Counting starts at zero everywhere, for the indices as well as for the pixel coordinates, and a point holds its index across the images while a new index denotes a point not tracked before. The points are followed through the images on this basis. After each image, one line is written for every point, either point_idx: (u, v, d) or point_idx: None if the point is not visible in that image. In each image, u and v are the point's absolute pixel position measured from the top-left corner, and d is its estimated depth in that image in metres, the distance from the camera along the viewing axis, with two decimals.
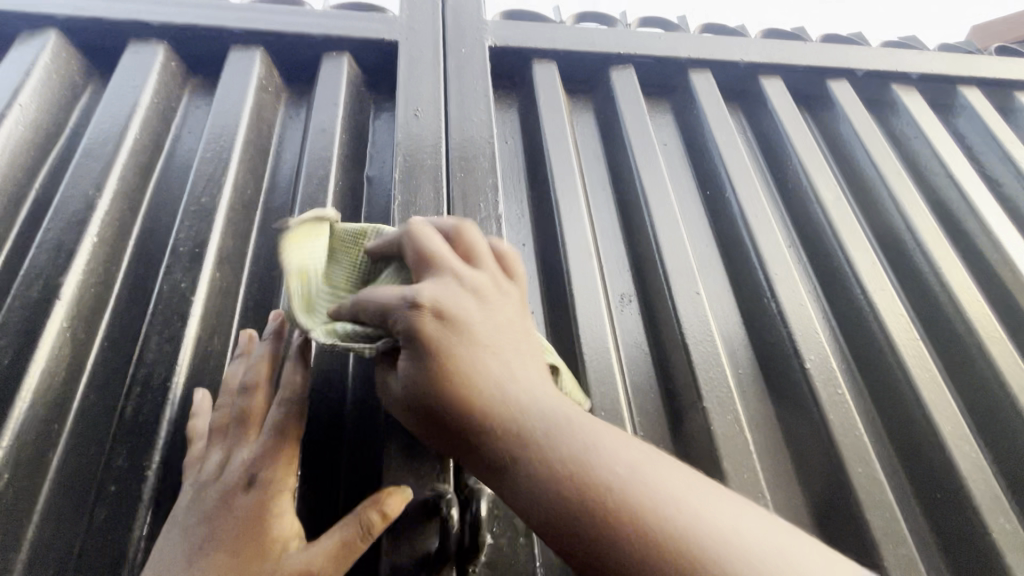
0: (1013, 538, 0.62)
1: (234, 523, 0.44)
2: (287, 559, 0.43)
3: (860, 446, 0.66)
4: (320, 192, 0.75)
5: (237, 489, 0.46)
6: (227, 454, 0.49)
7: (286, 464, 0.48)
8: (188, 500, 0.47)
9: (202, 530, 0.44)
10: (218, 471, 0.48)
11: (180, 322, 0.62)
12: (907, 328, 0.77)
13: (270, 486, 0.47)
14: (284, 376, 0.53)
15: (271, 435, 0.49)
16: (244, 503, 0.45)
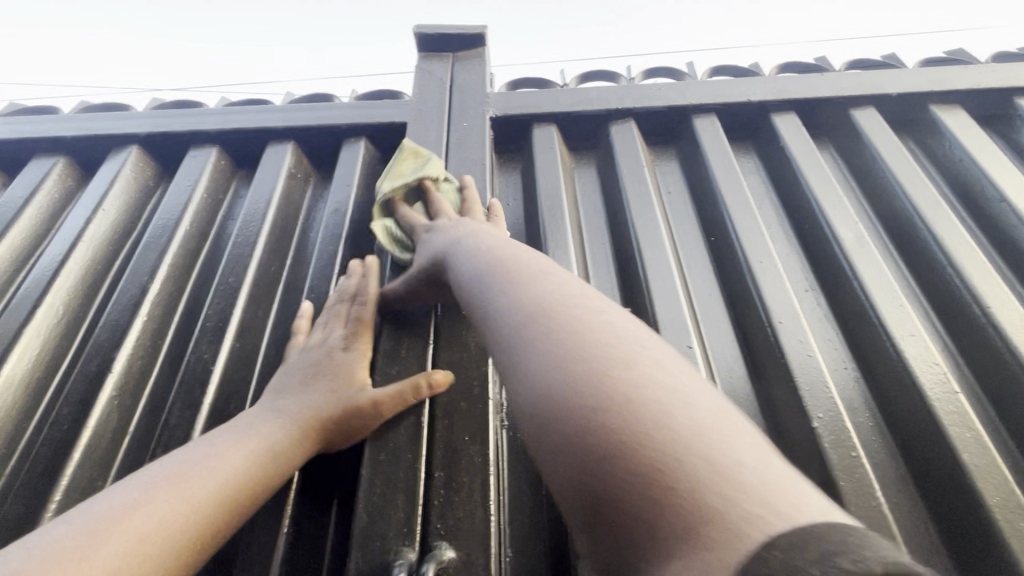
0: None
1: (334, 369, 0.65)
2: (365, 391, 0.63)
3: (877, 519, 0.59)
4: (329, 267, 0.84)
5: (335, 352, 0.67)
6: (328, 333, 0.70)
7: (366, 343, 0.69)
8: (300, 355, 0.68)
9: (312, 373, 0.64)
10: (323, 341, 0.69)
11: (200, 389, 0.71)
12: (941, 378, 0.68)
13: (356, 356, 0.67)
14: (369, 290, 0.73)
15: (352, 325, 0.70)
16: (341, 360, 0.66)
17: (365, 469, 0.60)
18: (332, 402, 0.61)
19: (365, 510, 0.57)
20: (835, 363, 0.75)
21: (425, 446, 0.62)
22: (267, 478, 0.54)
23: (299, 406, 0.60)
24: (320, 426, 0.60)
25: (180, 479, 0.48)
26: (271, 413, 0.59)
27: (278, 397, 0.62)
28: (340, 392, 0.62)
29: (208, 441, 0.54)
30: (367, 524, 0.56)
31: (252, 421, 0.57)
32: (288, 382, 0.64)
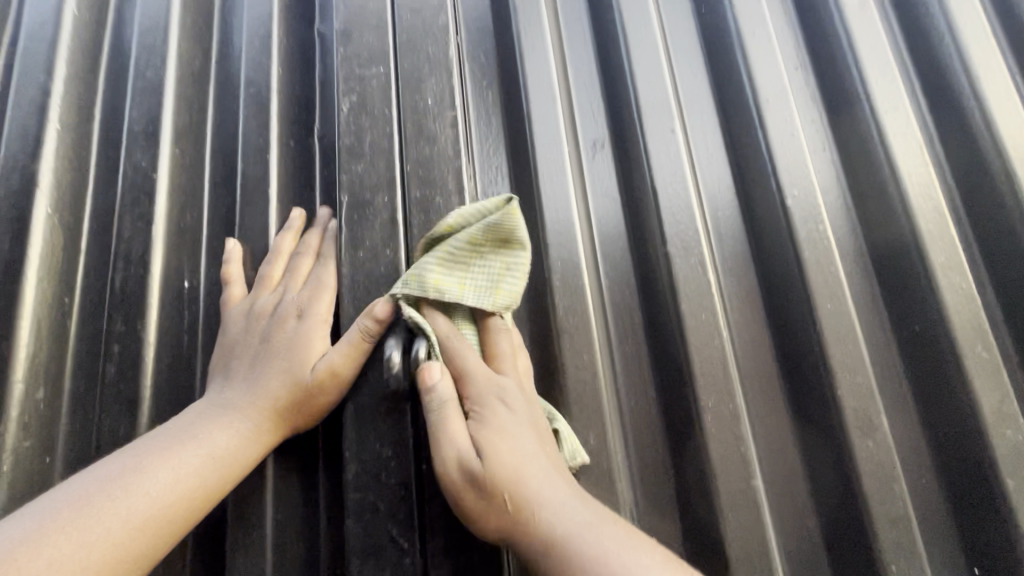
0: (988, 364, 0.61)
1: (288, 344, 0.56)
2: (319, 362, 0.55)
3: (834, 285, 0.63)
4: (265, 57, 0.72)
5: (286, 322, 0.57)
6: (277, 299, 0.60)
7: (320, 306, 0.58)
8: (243, 328, 0.58)
9: (263, 351, 0.56)
10: (270, 309, 0.59)
11: (148, 200, 0.65)
12: (915, 152, 0.69)
13: (314, 325, 0.57)
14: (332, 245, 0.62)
15: (311, 286, 0.59)
16: (292, 332, 0.57)
17: (346, 268, 0.60)
18: (285, 386, 0.54)
19: (352, 304, 0.59)
20: (815, 145, 0.72)
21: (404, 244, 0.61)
22: (209, 491, 0.49)
23: (249, 397, 0.54)
24: (275, 416, 0.54)
25: (91, 506, 0.44)
26: (221, 408, 0.53)
27: (226, 388, 0.55)
28: (294, 371, 0.55)
29: (138, 449, 0.49)
30: (355, 314, 0.58)
31: (194, 423, 0.52)
32: (239, 363, 0.56)
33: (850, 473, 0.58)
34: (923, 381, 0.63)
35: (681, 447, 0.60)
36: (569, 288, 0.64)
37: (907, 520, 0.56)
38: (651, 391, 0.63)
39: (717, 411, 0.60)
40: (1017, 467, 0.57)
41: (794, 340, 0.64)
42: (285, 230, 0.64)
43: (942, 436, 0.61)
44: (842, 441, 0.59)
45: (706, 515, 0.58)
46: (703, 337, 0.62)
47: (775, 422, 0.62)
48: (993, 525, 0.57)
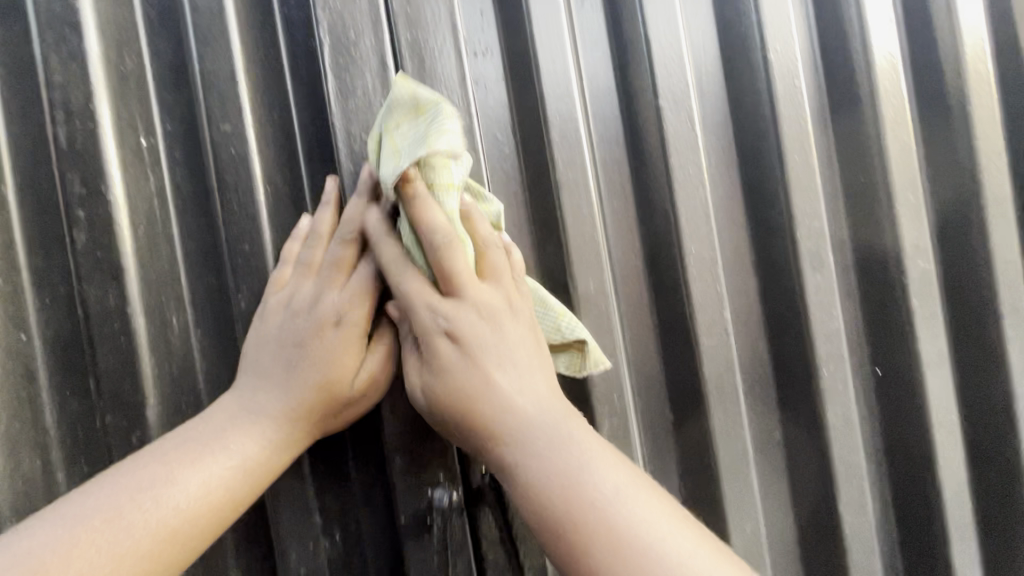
0: (914, 209, 0.71)
1: (324, 349, 0.54)
2: (358, 374, 0.54)
3: (803, 141, 0.69)
4: None
5: (322, 327, 0.54)
6: (316, 296, 0.54)
7: (360, 312, 0.54)
8: (281, 324, 0.54)
9: (297, 355, 0.54)
10: (307, 305, 0.54)
11: (74, 36, 0.54)
12: (886, 9, 0.72)
13: (352, 335, 0.54)
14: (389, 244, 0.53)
15: (360, 287, 0.54)
16: (331, 342, 0.54)
17: (338, 119, 0.56)
18: (319, 395, 0.53)
19: (349, 160, 0.56)
20: None
21: None
22: (234, 501, 0.50)
23: (278, 404, 0.53)
24: (304, 424, 0.54)
25: (122, 519, 0.45)
26: (249, 412, 0.53)
27: (253, 391, 0.54)
28: (330, 386, 0.53)
29: (161, 455, 0.50)
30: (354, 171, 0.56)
31: (222, 426, 0.52)
32: (268, 361, 0.54)
33: (799, 304, 0.69)
34: (864, 226, 0.72)
35: (664, 292, 0.68)
36: (568, 143, 0.64)
37: (839, 335, 0.69)
38: (638, 243, 0.68)
39: (699, 257, 0.67)
40: (920, 292, 0.71)
41: (767, 192, 0.70)
42: (324, 208, 0.55)
43: (871, 272, 0.72)
44: (796, 278, 0.69)
45: (685, 345, 0.67)
46: (689, 188, 0.67)
47: (744, 267, 0.70)
48: (898, 337, 0.72)
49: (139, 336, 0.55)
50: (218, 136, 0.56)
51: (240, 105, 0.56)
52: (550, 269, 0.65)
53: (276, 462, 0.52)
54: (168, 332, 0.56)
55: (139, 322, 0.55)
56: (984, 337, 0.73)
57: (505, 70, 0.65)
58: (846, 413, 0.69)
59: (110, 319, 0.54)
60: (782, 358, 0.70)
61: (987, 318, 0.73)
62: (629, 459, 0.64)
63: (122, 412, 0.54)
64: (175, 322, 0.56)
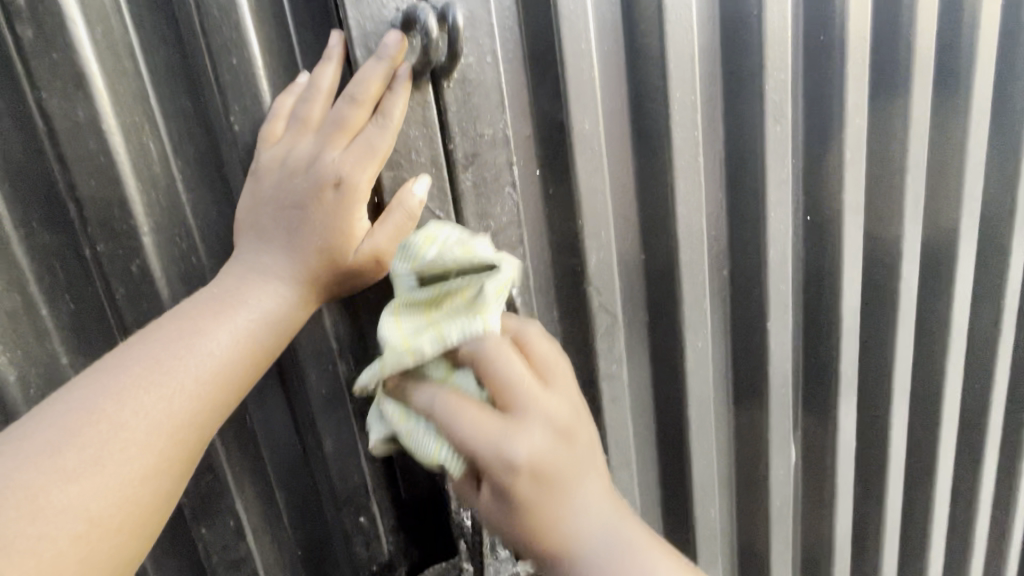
0: (859, 69, 0.79)
1: (325, 212, 0.50)
2: (363, 243, 0.52)
3: None
4: None
5: (318, 188, 0.50)
6: (313, 155, 0.51)
7: (359, 172, 0.50)
8: (277, 183, 0.51)
9: (297, 216, 0.51)
10: (305, 164, 0.51)
11: None
12: None
13: (353, 198, 0.51)
14: (396, 111, 0.51)
15: (362, 151, 0.51)
16: (329, 205, 0.50)
17: None
18: (323, 258, 0.51)
19: None
20: None
21: None
22: (263, 349, 0.50)
23: (288, 263, 0.51)
24: (315, 285, 0.52)
25: (159, 371, 0.44)
26: (263, 271, 0.51)
27: (258, 249, 0.51)
28: (333, 249, 0.51)
29: (180, 317, 0.48)
30: None
31: (241, 282, 0.50)
32: (267, 221, 0.51)
33: (760, 153, 0.76)
34: (816, 84, 0.80)
35: (646, 139, 0.72)
36: None
37: (787, 184, 0.79)
38: (625, 90, 0.70)
39: (681, 104, 0.70)
40: (853, 147, 0.82)
41: (745, 43, 0.73)
42: (325, 62, 0.52)
43: (816, 128, 0.81)
44: (761, 130, 0.75)
45: (664, 190, 0.73)
46: (679, 33, 0.69)
47: (714, 118, 0.75)
48: (828, 187, 0.84)
49: (121, 157, 0.50)
50: None
51: None
52: (546, 108, 0.66)
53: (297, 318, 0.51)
54: (148, 157, 0.51)
55: (117, 141, 0.49)
56: (878, 187, 0.90)
57: None
58: (783, 251, 0.81)
59: (82, 135, 0.48)
60: (738, 203, 0.79)
61: (885, 170, 0.88)
62: (611, 289, 0.72)
63: (115, 241, 0.51)
64: (153, 147, 0.52)
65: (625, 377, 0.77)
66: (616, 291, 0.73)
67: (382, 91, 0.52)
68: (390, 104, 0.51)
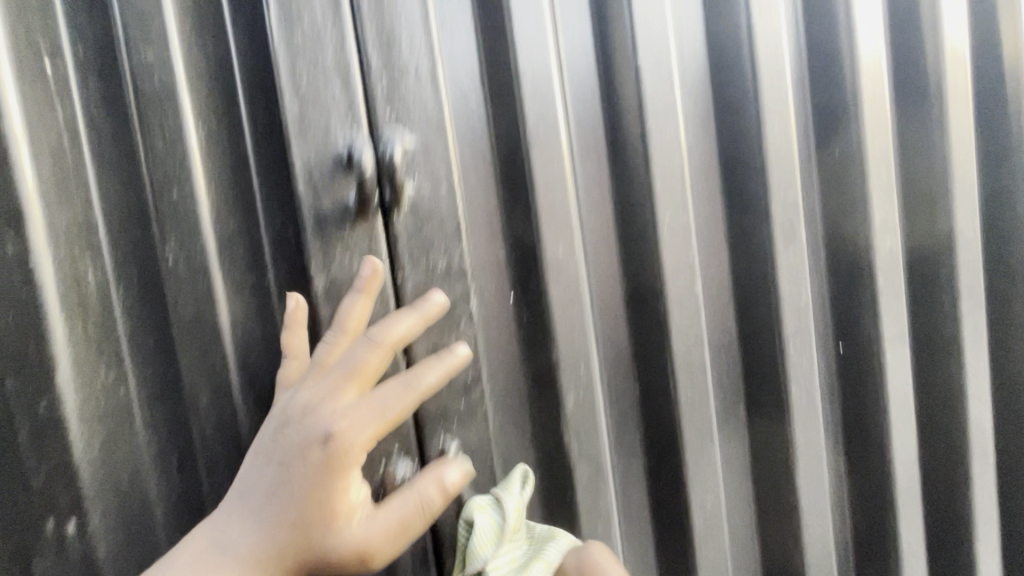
0: (889, 187, 0.70)
1: (309, 479, 0.45)
2: (346, 527, 0.46)
3: (780, 109, 0.67)
4: None
5: (309, 449, 0.45)
6: (312, 407, 0.47)
7: (358, 450, 0.47)
8: (271, 438, 0.47)
9: (279, 482, 0.45)
10: (301, 416, 0.47)
11: None
12: None
13: (344, 466, 0.46)
14: (425, 377, 0.50)
15: (372, 412, 0.47)
16: (316, 469, 0.45)
17: (282, 51, 0.49)
18: (299, 543, 0.45)
19: (295, 99, 0.49)
20: None
21: (353, 30, 0.51)
22: None
23: (252, 545, 0.44)
24: (278, 574, 0.45)
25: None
26: (221, 549, 0.44)
27: (224, 521, 0.45)
28: (309, 532, 0.45)
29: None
30: (299, 111, 0.49)
31: (198, 561, 0.44)
32: (252, 483, 0.46)
33: (769, 279, 0.68)
34: (836, 202, 0.71)
35: (635, 263, 0.65)
36: (538, 99, 0.59)
37: (808, 313, 0.68)
38: (610, 212, 0.64)
39: (672, 226, 0.64)
40: (886, 271, 0.71)
41: (742, 166, 0.68)
42: (353, 291, 0.49)
43: (840, 250, 0.72)
44: (768, 253, 0.67)
45: (655, 318, 0.65)
46: (665, 154, 0.64)
47: (714, 240, 0.68)
48: (861, 314, 0.72)
49: (46, 291, 0.48)
50: (138, 65, 0.50)
51: (163, 31, 0.49)
52: (518, 234, 0.61)
53: None
54: (82, 287, 0.50)
55: (46, 274, 0.48)
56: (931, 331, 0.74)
57: (476, 13, 0.59)
58: (810, 390, 0.69)
59: (10, 271, 0.47)
60: (749, 333, 0.69)
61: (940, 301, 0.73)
62: (594, 430, 0.62)
63: (27, 379, 0.48)
64: (91, 277, 0.50)
65: (616, 538, 0.65)
66: (602, 435, 0.63)
67: (405, 341, 0.50)
68: (425, 365, 0.50)
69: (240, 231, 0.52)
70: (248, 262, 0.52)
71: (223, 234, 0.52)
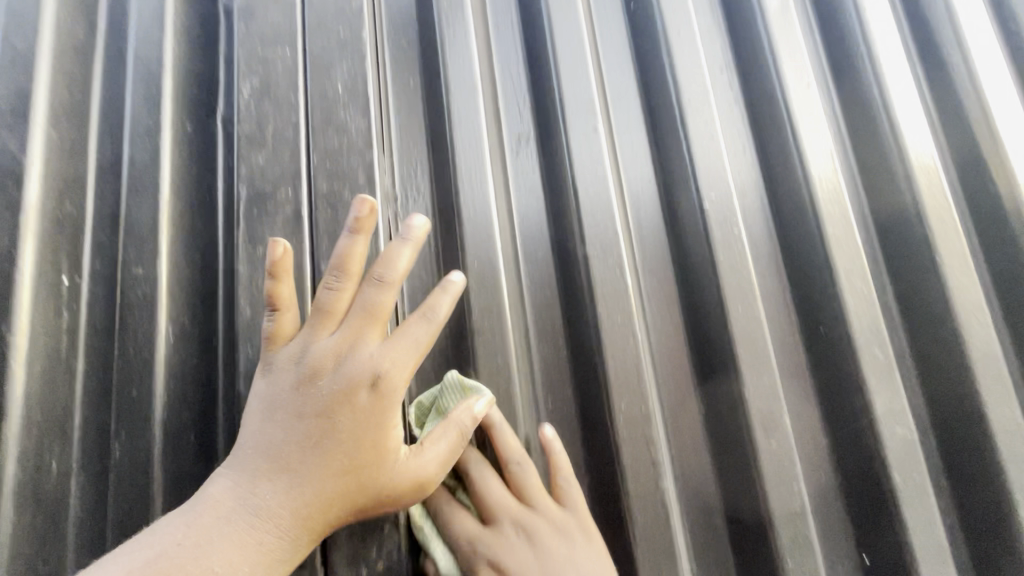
0: (886, 367, 0.64)
1: (356, 415, 0.47)
2: (402, 463, 0.48)
3: (746, 289, 0.65)
4: (154, 28, 0.65)
5: (354, 391, 0.47)
6: (349, 352, 0.49)
7: (405, 372, 0.49)
8: (295, 385, 0.48)
9: (320, 423, 0.46)
10: (333, 363, 0.48)
11: (13, 188, 0.57)
12: (828, 159, 0.71)
13: (392, 395, 0.49)
14: (440, 310, 0.52)
15: (403, 350, 0.50)
16: (365, 408, 0.47)
17: (243, 265, 0.56)
18: (355, 479, 0.46)
19: (250, 305, 0.56)
20: (735, 146, 0.74)
21: (309, 243, 0.57)
22: None
23: (297, 489, 0.45)
24: (332, 515, 0.46)
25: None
26: (252, 506, 0.44)
27: (253, 478, 0.45)
28: (364, 474, 0.46)
29: (152, 554, 0.41)
30: (252, 315, 0.55)
31: (224, 528, 0.43)
32: (282, 433, 0.46)
33: (754, 474, 0.60)
34: (827, 381, 0.66)
35: (593, 453, 0.61)
36: (486, 289, 0.62)
37: (806, 517, 0.59)
38: (567, 396, 0.62)
39: (630, 415, 0.60)
40: (902, 466, 0.61)
41: (710, 347, 0.65)
42: (346, 236, 0.50)
43: (837, 437, 0.64)
44: (747, 444, 0.61)
45: (617, 518, 0.59)
46: (617, 338, 0.62)
47: (687, 427, 0.63)
48: (880, 519, 0.61)
49: (7, 486, 0.51)
50: (131, 277, 0.58)
51: (156, 250, 0.59)
52: None
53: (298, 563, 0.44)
54: (41, 477, 0.53)
55: (10, 469, 0.52)
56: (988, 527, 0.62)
57: (434, 216, 0.66)
58: None
59: None
60: (739, 538, 0.60)
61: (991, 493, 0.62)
62: None
63: None
64: (53, 466, 0.54)
65: None
66: None
67: (407, 272, 0.52)
68: (434, 299, 0.53)
69: (193, 421, 0.56)
70: (195, 451, 0.55)
71: (172, 427, 0.55)
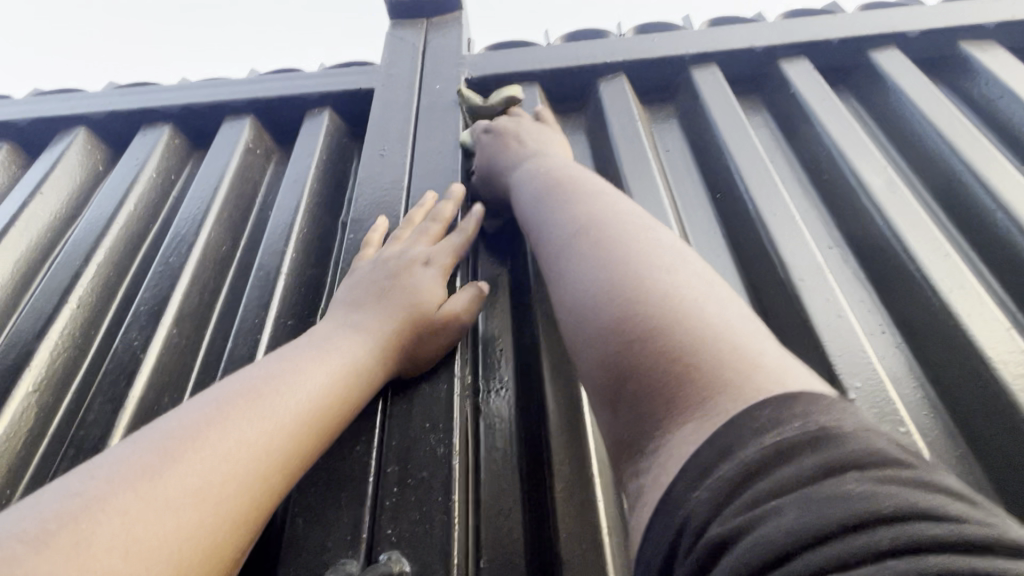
0: None
1: (419, 288, 0.58)
2: (444, 305, 0.57)
3: None
4: (280, 242, 0.75)
5: (414, 264, 0.60)
6: (405, 247, 0.63)
7: (447, 259, 0.62)
8: (369, 274, 0.60)
9: (389, 286, 0.58)
10: (399, 252, 0.62)
11: (126, 383, 0.61)
12: (1008, 338, 0.57)
13: (437, 272, 0.61)
14: (471, 232, 0.66)
15: (448, 246, 0.64)
16: (420, 275, 0.60)
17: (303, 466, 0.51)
18: (413, 308, 0.56)
19: (302, 516, 0.48)
20: (870, 327, 0.63)
21: (377, 442, 0.52)
22: (331, 405, 0.47)
23: (376, 323, 0.54)
24: (396, 333, 0.54)
25: (183, 450, 0.37)
26: (348, 329, 0.53)
27: (346, 318, 0.55)
28: (420, 305, 0.56)
29: (284, 359, 0.48)
30: (300, 531, 0.47)
31: (331, 336, 0.52)
32: (364, 302, 0.57)
33: None
34: None
35: None
36: (579, 502, 0.51)
37: None
38: None
39: None
40: None
41: None
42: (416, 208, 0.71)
43: None
44: None
45: None
46: None
47: None
48: None
49: None
50: None
51: None
52: None
53: (377, 374, 0.51)
54: None
55: None
56: None
57: (519, 412, 0.59)
58: None
59: None
60: None
61: None
62: None
63: None
64: None
65: None
66: None
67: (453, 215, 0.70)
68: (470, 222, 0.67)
69: None
70: None
71: None
